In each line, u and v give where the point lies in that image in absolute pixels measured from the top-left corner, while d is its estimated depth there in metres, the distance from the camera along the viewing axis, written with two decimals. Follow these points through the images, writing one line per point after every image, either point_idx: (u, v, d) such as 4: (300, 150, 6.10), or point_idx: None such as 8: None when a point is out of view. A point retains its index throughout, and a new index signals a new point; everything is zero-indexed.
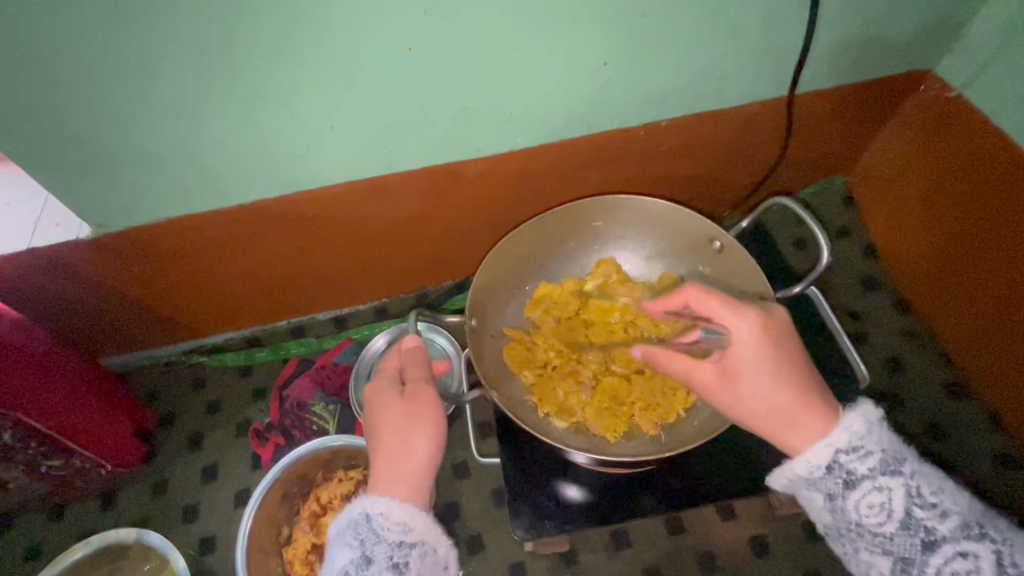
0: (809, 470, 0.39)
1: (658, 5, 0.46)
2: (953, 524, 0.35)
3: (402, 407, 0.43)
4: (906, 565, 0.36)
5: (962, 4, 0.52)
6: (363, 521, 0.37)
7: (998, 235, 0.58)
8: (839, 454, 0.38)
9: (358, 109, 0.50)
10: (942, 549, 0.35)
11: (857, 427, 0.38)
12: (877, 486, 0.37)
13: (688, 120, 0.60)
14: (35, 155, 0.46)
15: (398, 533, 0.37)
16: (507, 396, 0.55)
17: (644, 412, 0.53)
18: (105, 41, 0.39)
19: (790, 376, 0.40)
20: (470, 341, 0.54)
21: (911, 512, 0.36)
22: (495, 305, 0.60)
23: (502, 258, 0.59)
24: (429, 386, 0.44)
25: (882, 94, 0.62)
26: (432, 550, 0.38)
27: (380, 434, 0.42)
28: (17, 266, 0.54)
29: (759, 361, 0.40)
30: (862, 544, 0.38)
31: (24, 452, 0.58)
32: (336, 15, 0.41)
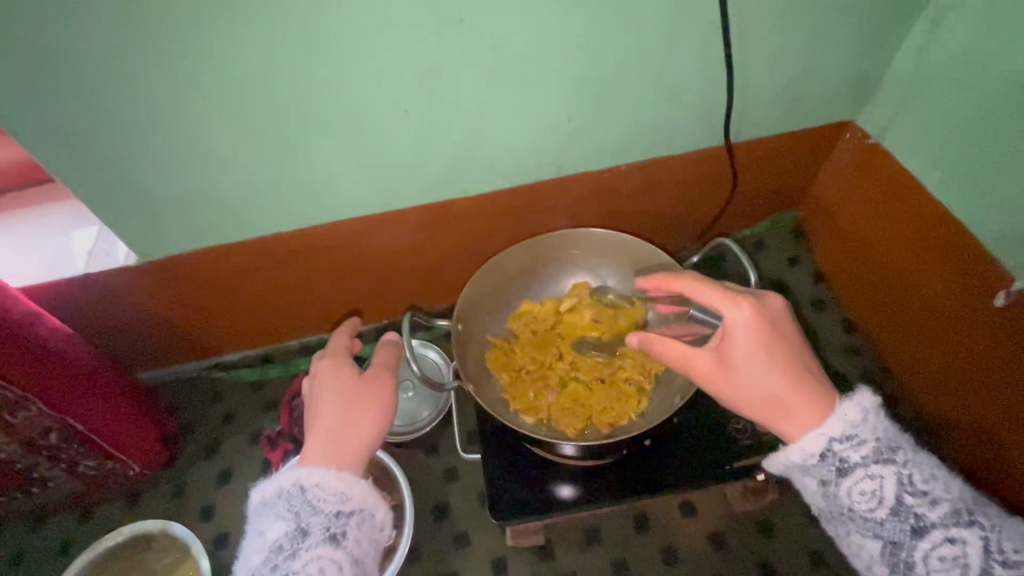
0: (803, 457, 0.43)
1: (607, 73, 0.57)
2: (942, 511, 0.39)
3: (349, 391, 0.51)
4: (895, 547, 0.40)
5: (863, 69, 0.63)
6: (301, 496, 0.44)
7: (911, 258, 0.67)
8: (834, 443, 0.42)
9: (364, 158, 0.60)
10: (931, 534, 0.38)
11: (852, 417, 0.42)
12: (869, 474, 0.40)
13: (645, 164, 0.70)
14: (100, 196, 0.57)
15: (334, 504, 0.44)
16: (484, 392, 0.65)
17: (600, 415, 0.61)
18: (167, 107, 0.50)
19: (783, 360, 0.45)
20: (455, 343, 0.64)
21: (902, 499, 0.40)
22: (479, 317, 0.69)
23: (486, 278, 0.69)
24: (376, 378, 0.53)
25: (814, 141, 0.72)
26: (368, 516, 0.45)
27: (325, 412, 0.49)
28: (71, 288, 0.64)
29: (754, 348, 0.45)
30: (854, 527, 0.41)
31: (67, 452, 0.67)
32: (348, 85, 0.52)
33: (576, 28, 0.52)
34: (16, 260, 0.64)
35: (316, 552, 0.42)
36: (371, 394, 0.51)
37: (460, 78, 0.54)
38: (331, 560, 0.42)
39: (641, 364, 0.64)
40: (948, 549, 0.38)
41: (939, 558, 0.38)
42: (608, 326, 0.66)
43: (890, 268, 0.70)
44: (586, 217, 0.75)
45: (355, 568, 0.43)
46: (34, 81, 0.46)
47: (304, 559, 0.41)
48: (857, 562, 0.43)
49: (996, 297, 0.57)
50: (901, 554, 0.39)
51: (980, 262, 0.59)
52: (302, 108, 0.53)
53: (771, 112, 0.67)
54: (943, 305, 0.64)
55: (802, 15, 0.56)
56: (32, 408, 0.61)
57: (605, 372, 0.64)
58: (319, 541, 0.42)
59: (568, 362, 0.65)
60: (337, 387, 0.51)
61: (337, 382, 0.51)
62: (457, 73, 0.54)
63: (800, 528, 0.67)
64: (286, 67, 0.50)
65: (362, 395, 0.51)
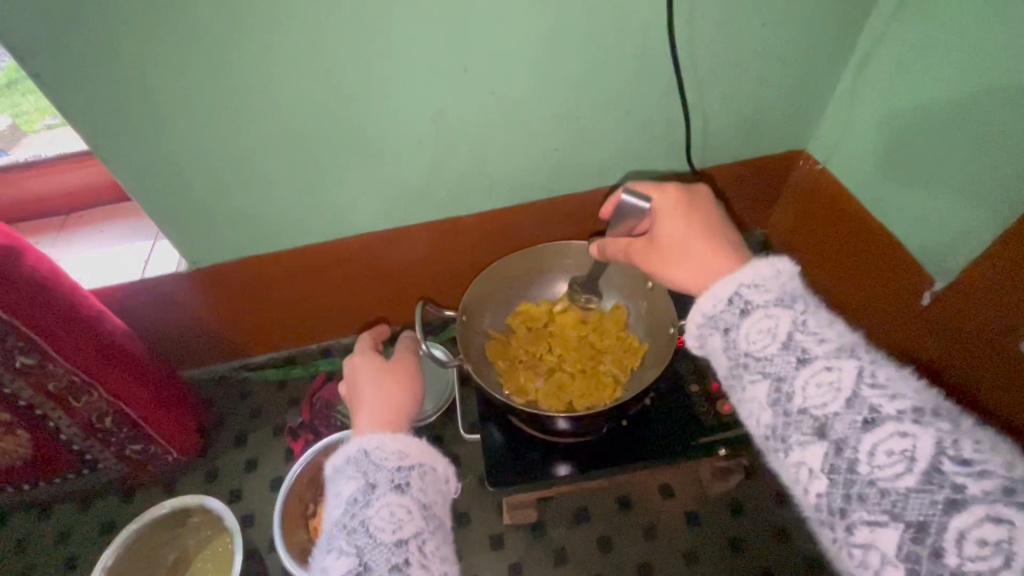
0: (713, 306, 0.45)
1: (589, 111, 0.69)
2: (828, 346, 0.39)
3: (381, 376, 0.61)
4: (780, 382, 0.40)
5: (804, 106, 0.75)
6: (365, 458, 0.50)
7: (857, 266, 0.77)
8: (742, 289, 0.44)
9: (385, 181, 0.72)
10: (813, 363, 0.39)
11: (762, 273, 0.44)
12: (767, 315, 0.42)
13: (625, 186, 0.81)
14: (165, 212, 0.68)
15: (395, 460, 0.50)
16: (482, 376, 0.75)
17: (581, 399, 0.70)
18: (229, 139, 0.62)
19: (701, 225, 0.52)
20: (459, 332, 0.75)
21: (793, 335, 0.41)
22: (482, 313, 0.80)
23: (490, 279, 0.79)
24: (402, 366, 0.63)
25: (771, 167, 0.84)
26: (426, 470, 0.51)
27: (363, 394, 0.59)
28: (132, 291, 0.75)
29: (672, 215, 0.54)
30: (748, 372, 0.42)
31: (117, 436, 0.75)
32: (375, 122, 0.64)
33: (562, 75, 0.64)
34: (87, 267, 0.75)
35: (386, 500, 0.47)
36: (399, 376, 0.62)
37: (468, 116, 0.66)
38: (401, 505, 0.47)
39: (620, 360, 0.74)
40: (824, 376, 0.38)
41: (816, 387, 0.39)
42: (593, 329, 0.77)
43: (845, 276, 0.80)
44: (575, 233, 0.86)
45: (424, 512, 0.48)
46: (128, 117, 0.58)
47: (377, 507, 0.47)
48: (750, 418, 0.43)
49: (924, 297, 0.68)
50: (783, 389, 0.40)
51: (910, 268, 0.69)
52: (339, 139, 0.65)
53: (731, 142, 0.79)
54: (888, 306, 0.74)
55: (747, 64, 0.68)
56: (94, 394, 0.70)
57: (587, 365, 0.74)
58: (388, 491, 0.48)
59: (556, 355, 0.76)
60: (372, 375, 0.61)
61: (371, 371, 0.62)
62: (464, 111, 0.66)
63: (765, 508, 0.75)
64: (328, 107, 0.62)
65: (393, 378, 0.61)
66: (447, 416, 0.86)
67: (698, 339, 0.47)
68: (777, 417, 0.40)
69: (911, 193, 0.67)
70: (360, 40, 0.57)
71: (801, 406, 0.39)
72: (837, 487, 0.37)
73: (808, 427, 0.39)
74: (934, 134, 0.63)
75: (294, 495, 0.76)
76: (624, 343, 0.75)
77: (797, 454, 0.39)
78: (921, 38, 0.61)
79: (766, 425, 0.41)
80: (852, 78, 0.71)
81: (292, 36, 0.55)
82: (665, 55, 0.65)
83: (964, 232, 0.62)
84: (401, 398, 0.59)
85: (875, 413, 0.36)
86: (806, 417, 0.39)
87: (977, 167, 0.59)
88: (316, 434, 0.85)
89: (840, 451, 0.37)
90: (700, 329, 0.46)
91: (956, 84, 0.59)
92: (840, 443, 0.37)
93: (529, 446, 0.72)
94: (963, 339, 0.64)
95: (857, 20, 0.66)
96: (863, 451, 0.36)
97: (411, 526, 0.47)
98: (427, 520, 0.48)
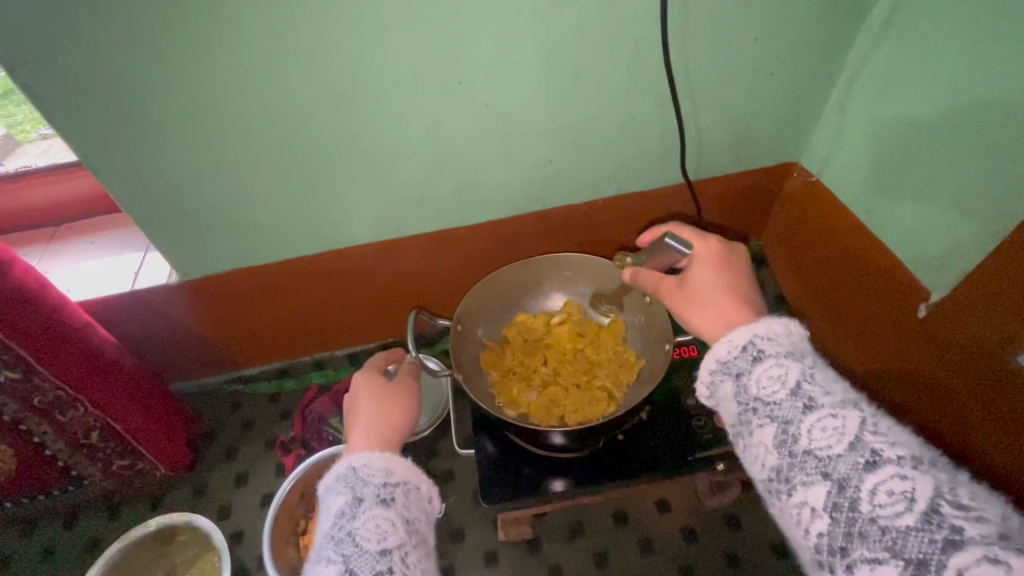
0: (727, 352, 0.46)
1: (582, 123, 0.69)
2: (834, 397, 0.41)
3: (378, 394, 0.60)
4: (786, 426, 0.41)
5: (797, 119, 0.76)
6: (353, 474, 0.50)
7: (852, 278, 0.78)
8: (755, 338, 0.45)
9: (378, 193, 0.71)
10: (819, 410, 0.40)
11: (776, 328, 0.45)
12: (778, 362, 0.43)
13: (619, 198, 0.81)
14: (155, 223, 0.67)
15: (382, 477, 0.50)
16: (474, 386, 0.74)
17: (573, 414, 0.69)
18: (219, 150, 0.62)
19: (733, 285, 0.54)
20: (451, 340, 0.74)
21: (801, 383, 0.42)
22: (477, 322, 0.79)
23: (486, 288, 0.79)
24: (399, 384, 0.62)
25: (764, 179, 0.84)
26: (413, 487, 0.51)
27: (359, 411, 0.58)
28: (120, 303, 0.74)
29: (707, 269, 0.55)
30: (755, 416, 0.43)
31: (104, 450, 0.74)
32: (368, 133, 0.64)
33: (555, 88, 0.64)
34: (75, 279, 0.74)
35: (372, 513, 0.47)
36: (398, 393, 0.61)
37: (461, 128, 0.66)
38: (386, 518, 0.47)
39: (615, 375, 0.73)
40: (830, 422, 0.39)
41: (821, 431, 0.39)
42: (590, 342, 0.77)
43: (841, 289, 0.80)
44: (570, 244, 0.86)
45: (409, 526, 0.48)
46: (119, 129, 0.57)
47: (363, 519, 0.46)
48: (752, 462, 0.43)
49: (918, 310, 0.68)
50: (790, 431, 0.41)
51: (905, 280, 0.69)
52: (331, 151, 0.65)
53: (725, 154, 0.79)
54: (884, 318, 0.74)
55: (739, 77, 0.68)
56: (80, 407, 0.69)
57: (581, 379, 0.73)
58: (374, 504, 0.48)
59: (551, 368, 0.75)
60: (369, 389, 0.61)
61: (369, 386, 0.61)
62: (458, 123, 0.65)
63: (763, 522, 0.74)
64: (320, 119, 0.61)
65: (391, 395, 0.60)
66: (441, 429, 0.85)
67: (708, 384, 0.47)
68: (782, 459, 0.41)
69: (903, 206, 0.68)
70: (352, 52, 0.56)
71: (805, 447, 0.40)
72: (838, 526, 0.37)
73: (812, 468, 0.39)
74: (925, 147, 0.63)
75: (284, 511, 0.75)
76: (620, 357, 0.75)
77: (800, 494, 0.39)
78: (910, 53, 0.62)
79: (770, 468, 0.41)
80: (844, 92, 0.72)
81: (283, 48, 0.55)
82: (657, 68, 0.65)
83: (957, 245, 0.62)
84: (397, 418, 0.58)
85: (876, 456, 0.37)
86: (810, 459, 0.39)
87: (969, 181, 0.59)
88: (308, 448, 0.84)
89: (842, 489, 0.37)
90: (712, 375, 0.46)
91: (947, 98, 0.59)
92: (842, 482, 0.38)
93: (524, 461, 0.71)
94: (955, 352, 0.63)
95: (848, 34, 0.67)
96: (865, 491, 0.37)
97: (395, 537, 0.46)
98: (411, 535, 0.48)
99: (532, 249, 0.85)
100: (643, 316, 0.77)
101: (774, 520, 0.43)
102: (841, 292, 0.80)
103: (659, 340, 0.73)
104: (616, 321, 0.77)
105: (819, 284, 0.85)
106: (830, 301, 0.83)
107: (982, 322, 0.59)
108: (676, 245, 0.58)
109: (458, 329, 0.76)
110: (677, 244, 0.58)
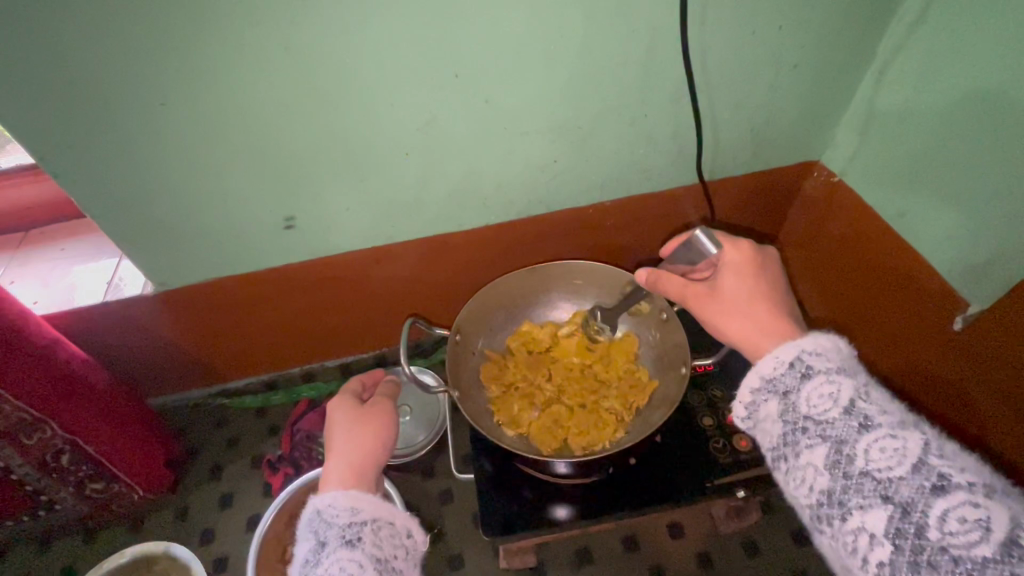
0: (773, 368, 0.43)
1: (590, 120, 0.64)
2: (893, 417, 0.38)
3: (354, 417, 0.56)
4: (840, 446, 0.38)
5: (820, 115, 0.71)
6: (318, 517, 0.47)
7: (877, 286, 0.72)
8: (803, 354, 0.42)
9: (369, 196, 0.66)
10: (876, 430, 0.38)
11: (825, 343, 0.42)
12: (829, 378, 0.40)
13: (628, 200, 0.76)
14: (126, 230, 0.62)
15: (347, 516, 0.46)
16: (472, 401, 0.69)
17: (576, 436, 0.65)
18: (193, 150, 0.56)
19: (771, 293, 0.50)
20: (450, 351, 0.69)
21: (856, 401, 0.39)
22: (478, 332, 0.74)
23: (489, 297, 0.74)
24: (378, 403, 0.58)
25: (782, 179, 0.79)
26: (384, 523, 0.47)
27: (335, 436, 0.54)
28: (91, 317, 0.68)
29: (744, 274, 0.51)
30: (805, 436, 0.40)
31: (75, 474, 0.69)
32: (356, 132, 0.59)
33: (560, 82, 0.59)
34: (43, 290, 0.69)
35: (336, 556, 0.43)
36: (374, 414, 0.57)
37: (458, 126, 0.61)
38: (351, 560, 0.43)
39: (624, 397, 0.68)
40: (889, 443, 0.37)
41: (879, 451, 0.37)
42: (599, 359, 0.72)
43: (863, 298, 0.75)
44: (575, 249, 0.81)
45: (379, 566, 0.44)
46: (78, 130, 0.52)
47: (327, 564, 0.43)
48: (799, 485, 0.41)
49: (954, 322, 0.63)
50: (844, 452, 0.38)
51: (938, 290, 0.64)
52: (317, 151, 0.59)
53: (741, 152, 0.73)
54: (913, 330, 0.69)
55: (760, 69, 0.63)
56: (47, 430, 0.63)
57: (588, 399, 0.68)
58: (339, 547, 0.44)
59: (555, 385, 0.70)
60: (341, 414, 0.56)
61: (343, 411, 0.57)
62: (455, 120, 0.60)
63: (782, 547, 0.69)
64: (305, 116, 0.56)
65: (366, 417, 0.56)
66: (438, 446, 0.80)
67: (750, 403, 0.45)
68: (834, 480, 0.38)
69: (938, 209, 0.62)
70: (337, 42, 0.51)
71: (862, 469, 0.37)
72: (902, 555, 0.34)
73: (870, 491, 0.37)
74: (965, 147, 0.57)
75: (270, 539, 0.69)
76: (631, 377, 0.70)
77: (857, 520, 0.37)
78: (950, 42, 0.56)
79: (821, 491, 0.39)
80: (872, 85, 0.67)
81: (260, 39, 0.49)
82: (673, 59, 0.59)
83: (1001, 253, 0.57)
84: (371, 441, 0.54)
85: (945, 480, 0.34)
86: (867, 481, 0.37)
87: (1016, 183, 0.54)
88: (297, 468, 0.79)
89: (906, 514, 0.35)
90: (755, 393, 0.44)
91: (993, 93, 0.53)
92: (906, 507, 0.35)
93: (527, 486, 0.66)
94: (997, 369, 0.59)
95: (880, 21, 0.61)
96: (934, 518, 0.34)
97: None
98: (383, 574, 0.44)
99: (535, 254, 0.80)
100: (658, 333, 0.72)
101: (825, 547, 0.40)
102: (863, 300, 0.75)
103: (673, 361, 0.69)
104: (628, 337, 0.73)
105: (838, 291, 0.80)
106: (851, 309, 0.78)
107: None
108: (707, 244, 0.54)
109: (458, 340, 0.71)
110: (707, 243, 0.54)
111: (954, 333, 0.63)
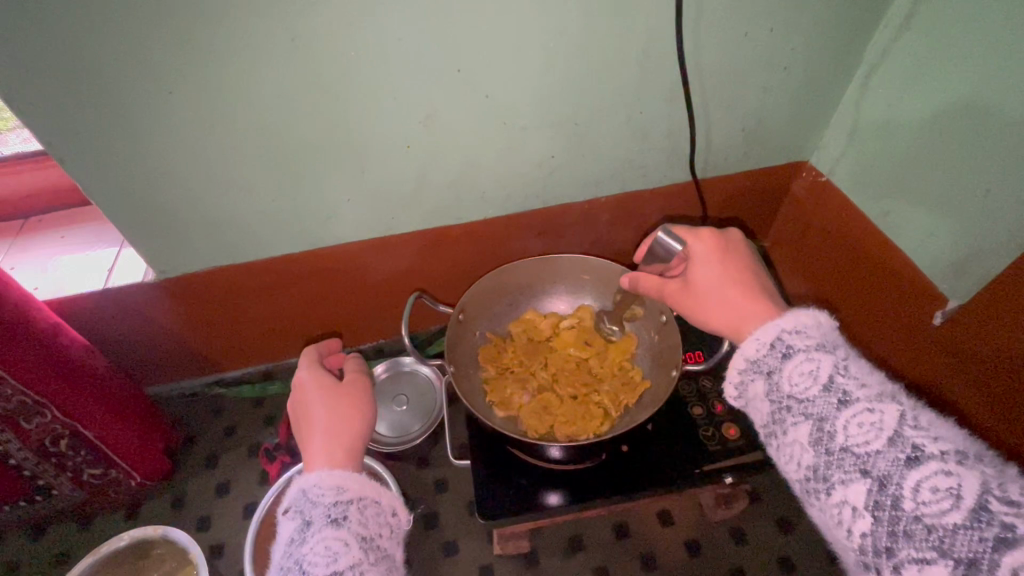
0: (756, 350, 0.45)
1: (587, 117, 0.66)
2: (870, 390, 0.40)
3: (337, 397, 0.56)
4: (821, 423, 0.40)
5: (810, 118, 0.74)
6: (303, 497, 0.47)
7: (863, 283, 0.75)
8: (784, 334, 0.44)
9: (370, 188, 0.67)
10: (854, 405, 0.39)
11: (804, 321, 0.44)
12: (809, 356, 0.42)
13: (623, 197, 0.78)
14: (131, 219, 0.63)
15: (331, 495, 0.47)
16: (467, 380, 0.71)
17: (561, 425, 0.66)
18: (196, 139, 0.57)
19: (736, 273, 0.52)
20: (451, 329, 0.71)
21: (835, 377, 0.41)
22: (482, 315, 0.76)
23: (496, 282, 0.75)
24: (358, 386, 0.58)
25: (772, 177, 0.81)
26: (370, 503, 0.48)
27: (317, 421, 0.54)
28: (94, 304, 0.69)
29: (708, 260, 0.53)
30: (790, 415, 0.42)
31: (75, 459, 0.69)
32: (359, 125, 0.60)
33: (560, 79, 0.61)
34: (44, 277, 0.69)
35: (321, 535, 0.45)
36: (353, 391, 0.57)
37: (460, 119, 0.62)
38: (336, 539, 0.44)
39: (616, 394, 0.69)
40: (866, 417, 0.39)
41: (857, 427, 0.39)
42: (596, 353, 0.73)
43: (850, 296, 0.78)
44: (572, 242, 0.83)
45: (364, 544, 0.45)
46: (87, 118, 0.53)
47: (311, 543, 0.44)
48: (788, 461, 0.43)
49: (934, 318, 0.65)
50: (825, 429, 0.40)
51: (921, 286, 0.67)
52: (322, 142, 0.61)
53: (733, 151, 0.76)
54: (898, 323, 0.71)
55: (753, 71, 0.65)
56: (47, 414, 0.63)
57: (580, 391, 0.70)
58: (323, 526, 0.45)
59: (550, 373, 0.73)
60: (321, 394, 0.56)
61: (319, 391, 0.57)
62: (457, 114, 0.62)
63: (769, 537, 0.72)
64: (311, 108, 0.57)
65: (347, 394, 0.57)
66: (434, 436, 0.82)
67: (738, 383, 0.47)
68: (819, 456, 0.40)
69: (921, 209, 0.65)
70: (344, 34, 0.52)
71: (842, 444, 0.39)
72: (881, 526, 0.36)
73: (850, 466, 0.38)
74: (949, 148, 0.60)
75: (267, 526, 0.70)
76: (625, 376, 0.71)
77: (840, 493, 0.39)
78: (931, 49, 0.59)
79: (808, 467, 0.41)
80: (859, 89, 0.69)
81: (269, 30, 0.50)
82: (669, 59, 0.61)
83: (981, 249, 0.59)
84: (359, 418, 0.55)
85: (919, 452, 0.36)
86: (847, 456, 0.39)
87: (993, 182, 0.56)
88: (294, 456, 0.79)
89: (883, 487, 0.37)
90: (741, 374, 0.46)
91: (973, 96, 0.56)
92: (883, 479, 0.37)
93: (522, 473, 0.68)
94: (974, 364, 0.62)
95: (867, 29, 0.64)
96: (908, 489, 0.36)
97: (348, 558, 0.44)
98: (368, 553, 0.45)
99: (534, 247, 0.81)
100: (657, 335, 0.73)
101: (816, 520, 0.43)
102: (850, 298, 0.78)
103: (667, 362, 0.70)
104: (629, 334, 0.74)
105: (826, 289, 0.82)
106: (838, 306, 0.81)
107: (1010, 333, 0.57)
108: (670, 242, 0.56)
109: (460, 319, 0.73)
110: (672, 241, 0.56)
111: (935, 328, 0.66)
